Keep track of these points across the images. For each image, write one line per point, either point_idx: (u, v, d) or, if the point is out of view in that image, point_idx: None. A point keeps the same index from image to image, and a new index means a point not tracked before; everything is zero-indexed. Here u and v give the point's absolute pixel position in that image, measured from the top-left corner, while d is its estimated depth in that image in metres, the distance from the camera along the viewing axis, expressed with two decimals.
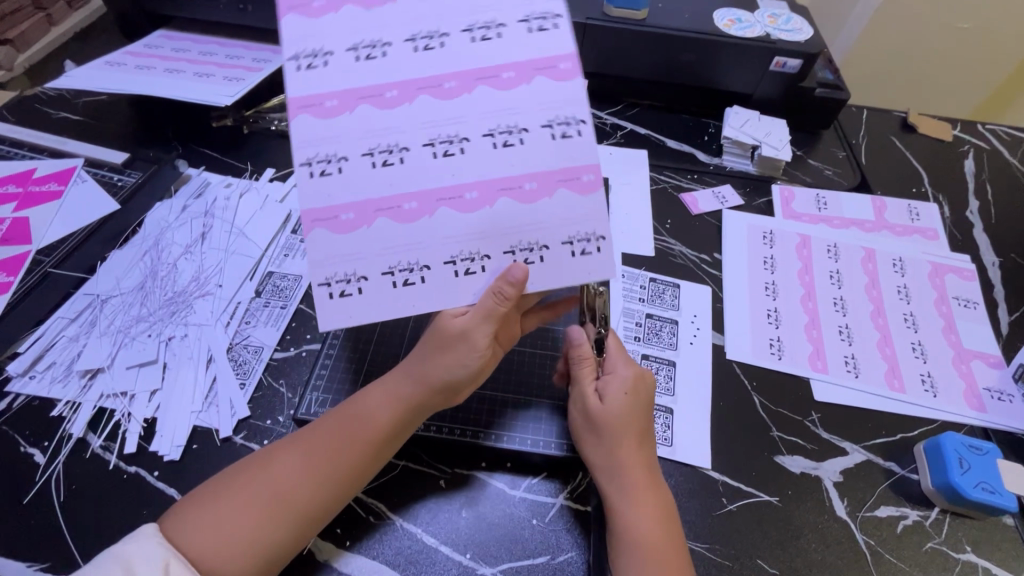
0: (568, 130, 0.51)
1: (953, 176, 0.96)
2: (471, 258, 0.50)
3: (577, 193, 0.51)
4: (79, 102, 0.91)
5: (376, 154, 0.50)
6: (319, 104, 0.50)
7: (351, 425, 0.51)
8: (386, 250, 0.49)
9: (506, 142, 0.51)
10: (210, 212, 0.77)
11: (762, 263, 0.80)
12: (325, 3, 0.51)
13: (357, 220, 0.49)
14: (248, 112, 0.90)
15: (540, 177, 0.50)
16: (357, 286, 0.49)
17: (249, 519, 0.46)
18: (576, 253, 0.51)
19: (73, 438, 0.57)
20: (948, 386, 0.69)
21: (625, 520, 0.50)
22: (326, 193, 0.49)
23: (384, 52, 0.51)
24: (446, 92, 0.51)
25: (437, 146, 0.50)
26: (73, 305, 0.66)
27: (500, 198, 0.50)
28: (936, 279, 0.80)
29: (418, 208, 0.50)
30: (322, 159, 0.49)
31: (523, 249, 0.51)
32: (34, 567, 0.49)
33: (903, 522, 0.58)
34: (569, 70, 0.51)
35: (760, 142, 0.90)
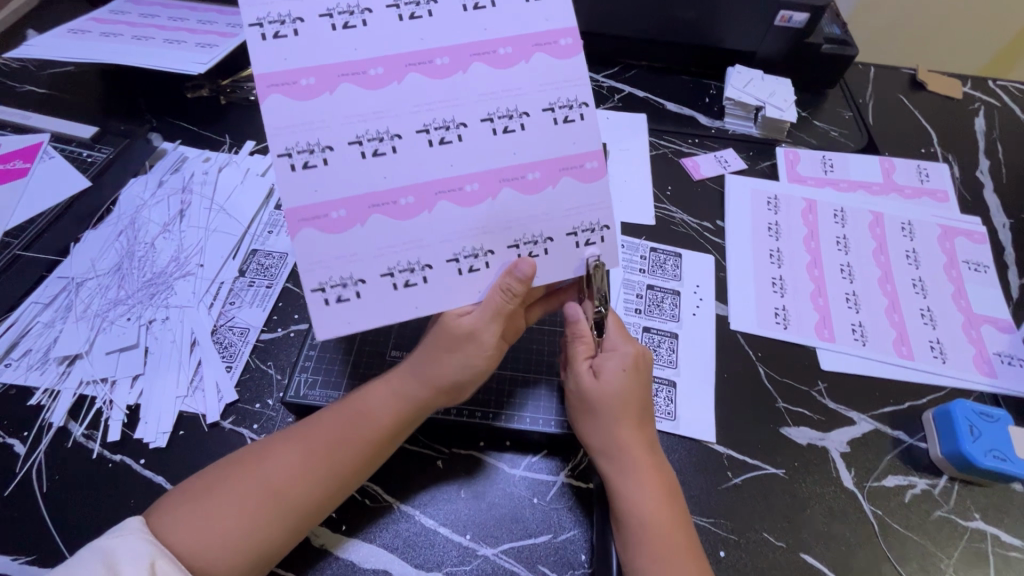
0: (571, 114, 0.48)
1: (963, 135, 0.93)
2: (473, 254, 0.48)
3: (582, 181, 0.49)
4: (44, 74, 0.85)
5: (365, 142, 0.46)
6: (294, 84, 0.44)
7: (352, 421, 0.49)
8: (385, 251, 0.47)
9: (507, 128, 0.47)
10: (187, 188, 0.73)
11: (766, 230, 0.77)
12: None
13: (350, 219, 0.46)
14: (225, 82, 0.85)
15: (546, 166, 0.48)
16: (354, 290, 0.46)
17: (238, 516, 0.44)
18: (580, 243, 0.50)
19: (54, 427, 0.55)
20: (957, 352, 0.67)
21: (633, 507, 0.48)
22: (313, 187, 0.45)
23: (364, 20, 0.46)
24: (438, 70, 0.47)
25: (431, 132, 0.46)
26: (47, 289, 0.63)
27: (503, 189, 0.48)
28: (946, 242, 0.77)
29: (416, 203, 0.47)
30: (303, 149, 0.45)
31: (530, 245, 0.49)
32: (20, 560, 0.48)
33: (912, 491, 0.57)
34: (570, 47, 0.48)
35: (764, 103, 0.86)
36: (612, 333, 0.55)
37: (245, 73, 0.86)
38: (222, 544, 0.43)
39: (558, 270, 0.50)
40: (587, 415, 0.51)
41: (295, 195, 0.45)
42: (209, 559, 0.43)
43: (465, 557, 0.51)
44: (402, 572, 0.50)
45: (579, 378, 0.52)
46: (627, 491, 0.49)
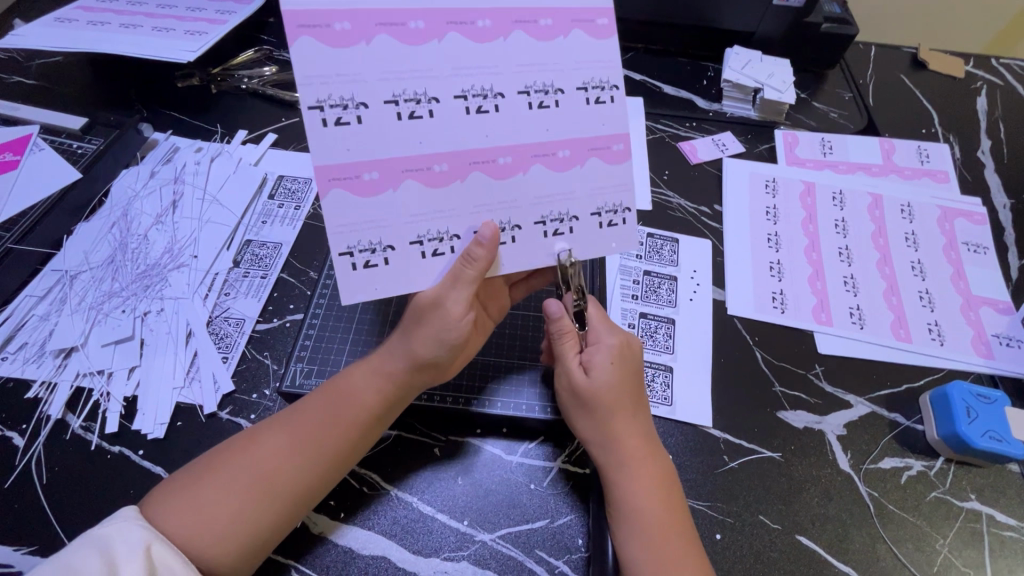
0: (602, 95, 0.49)
1: (964, 115, 0.91)
2: (507, 225, 0.48)
3: (607, 162, 0.50)
4: (32, 64, 0.84)
5: (402, 102, 0.45)
6: (325, 27, 0.42)
7: (337, 405, 0.49)
8: (414, 218, 0.47)
9: (542, 103, 0.48)
10: (179, 178, 0.72)
11: (764, 214, 0.76)
12: None
13: (382, 181, 0.45)
14: (216, 70, 0.83)
15: (575, 145, 0.49)
16: (382, 256, 0.47)
17: (231, 502, 0.44)
18: (604, 224, 0.51)
19: (52, 419, 0.55)
20: (956, 334, 0.67)
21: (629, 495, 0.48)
22: (345, 146, 0.44)
23: None
24: (412, 34, 0.44)
25: (401, 104, 0.45)
26: (42, 282, 0.63)
27: (533, 165, 0.48)
28: (945, 224, 0.76)
29: (450, 171, 0.46)
30: (336, 103, 0.44)
31: (555, 223, 0.49)
32: (22, 551, 0.48)
33: (908, 473, 0.57)
34: (608, 26, 0.48)
35: (762, 84, 0.85)
36: (593, 318, 0.54)
37: (235, 61, 0.85)
38: (217, 532, 0.43)
39: (584, 246, 0.50)
40: (581, 411, 0.51)
41: (324, 153, 0.44)
42: (204, 547, 0.43)
43: (463, 543, 0.51)
44: (400, 558, 0.50)
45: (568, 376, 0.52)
46: (619, 478, 0.49)
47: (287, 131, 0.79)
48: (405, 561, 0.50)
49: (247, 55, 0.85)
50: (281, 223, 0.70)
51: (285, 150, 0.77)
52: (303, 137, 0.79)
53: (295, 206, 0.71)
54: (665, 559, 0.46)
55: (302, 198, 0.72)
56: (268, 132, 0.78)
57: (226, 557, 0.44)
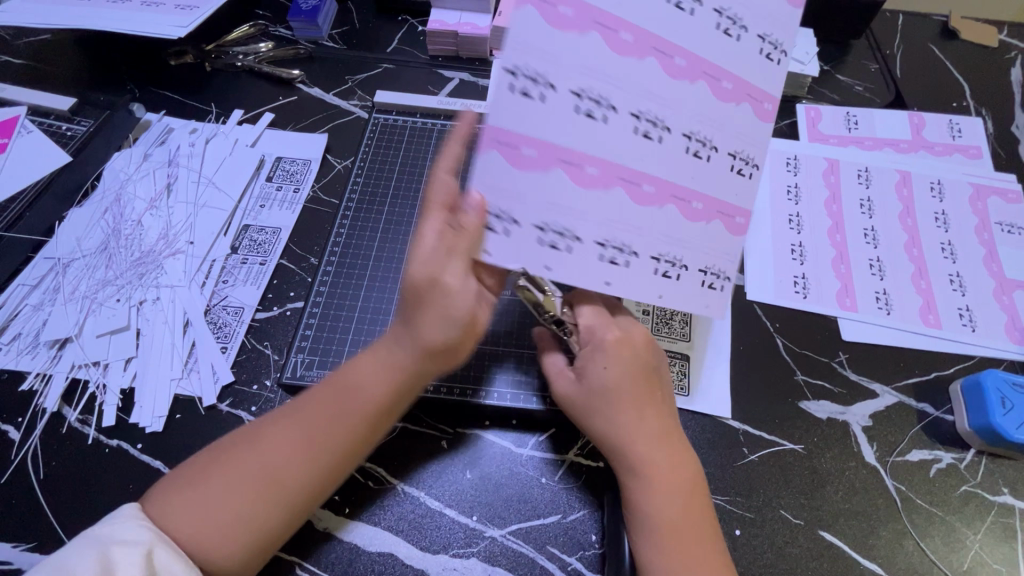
0: (743, 168, 0.46)
1: (996, 88, 0.86)
2: (625, 248, 0.43)
3: (727, 231, 0.46)
4: (20, 43, 0.81)
5: (584, 98, 0.41)
6: (550, 6, 0.40)
7: (346, 400, 0.46)
8: (554, 203, 0.42)
9: (697, 152, 0.44)
10: (174, 161, 0.69)
11: (785, 193, 0.72)
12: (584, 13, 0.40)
13: (540, 160, 0.41)
14: (210, 47, 0.80)
15: (709, 200, 0.45)
16: (504, 226, 0.42)
17: (241, 503, 0.42)
18: (707, 284, 0.46)
19: (48, 412, 0.53)
20: (988, 320, 0.63)
21: (641, 496, 0.46)
22: (522, 115, 0.40)
23: None
24: (560, 19, 0.40)
25: (584, 99, 0.41)
26: (35, 271, 0.61)
27: (670, 207, 0.44)
28: (978, 203, 0.72)
29: (601, 176, 0.42)
30: (530, 74, 0.40)
31: (668, 265, 0.45)
32: (20, 547, 0.47)
33: (937, 466, 0.55)
34: (770, 112, 0.46)
35: (785, 56, 0.80)
36: (587, 319, 0.50)
37: (229, 37, 0.81)
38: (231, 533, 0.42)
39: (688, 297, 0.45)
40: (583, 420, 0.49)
41: (500, 115, 0.40)
42: (221, 550, 0.42)
43: (471, 539, 0.49)
44: (407, 554, 0.48)
45: (564, 386, 0.51)
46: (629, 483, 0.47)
47: (285, 111, 0.76)
48: (412, 558, 0.48)
49: (242, 30, 0.82)
50: (280, 207, 0.67)
51: (282, 131, 0.74)
52: (302, 116, 0.75)
53: (294, 189, 0.68)
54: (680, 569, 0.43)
55: (301, 180, 0.69)
56: (265, 111, 0.75)
57: (237, 556, 0.42)
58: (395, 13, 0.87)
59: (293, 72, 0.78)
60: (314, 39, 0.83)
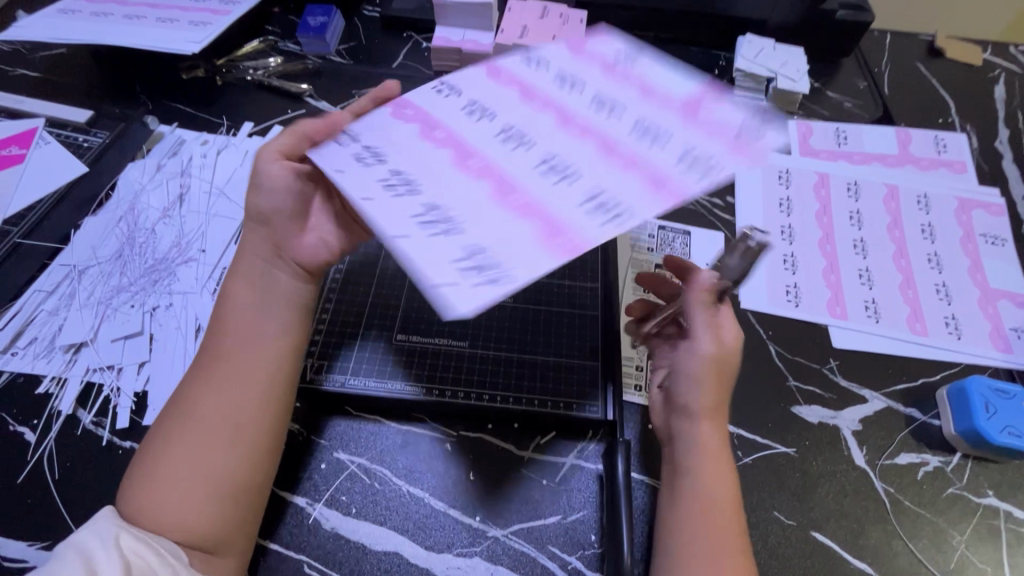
0: (618, 212, 0.39)
1: (980, 105, 0.89)
2: (408, 181, 0.43)
3: (538, 237, 0.38)
4: (36, 57, 0.84)
5: (472, 111, 0.50)
6: (499, 74, 0.53)
7: (236, 329, 0.50)
8: (386, 140, 0.48)
9: (549, 168, 0.44)
10: (186, 171, 0.71)
11: (778, 205, 0.75)
12: (544, 105, 0.50)
13: (413, 117, 0.50)
14: (221, 62, 0.83)
15: (542, 213, 0.40)
16: (351, 144, 0.48)
17: (175, 460, 0.44)
18: (463, 260, 0.36)
19: (62, 415, 0.55)
20: (973, 328, 0.66)
21: (688, 450, 0.49)
22: (424, 96, 0.52)
23: (613, 110, 0.48)
24: (496, 74, 0.53)
25: (473, 111, 0.50)
26: (50, 277, 0.62)
27: (483, 183, 0.43)
28: (962, 216, 0.75)
29: (441, 142, 0.47)
30: (449, 90, 0.52)
31: (431, 217, 0.40)
32: (36, 546, 0.48)
33: (925, 469, 0.57)
34: (674, 195, 0.41)
35: (776, 73, 0.83)
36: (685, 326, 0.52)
37: (240, 52, 0.84)
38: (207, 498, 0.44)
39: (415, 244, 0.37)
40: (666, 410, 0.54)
41: (416, 95, 0.53)
42: (174, 510, 0.43)
43: (475, 539, 0.51)
44: (413, 553, 0.50)
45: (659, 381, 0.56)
46: (684, 430, 0.50)
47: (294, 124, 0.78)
48: (418, 558, 0.50)
49: (253, 46, 0.85)
50: None
51: None
52: None
53: None
54: (712, 524, 0.46)
55: None
56: (275, 124, 0.78)
57: (198, 506, 0.44)
58: (400, 30, 0.90)
59: (302, 86, 0.80)
60: (322, 54, 0.86)
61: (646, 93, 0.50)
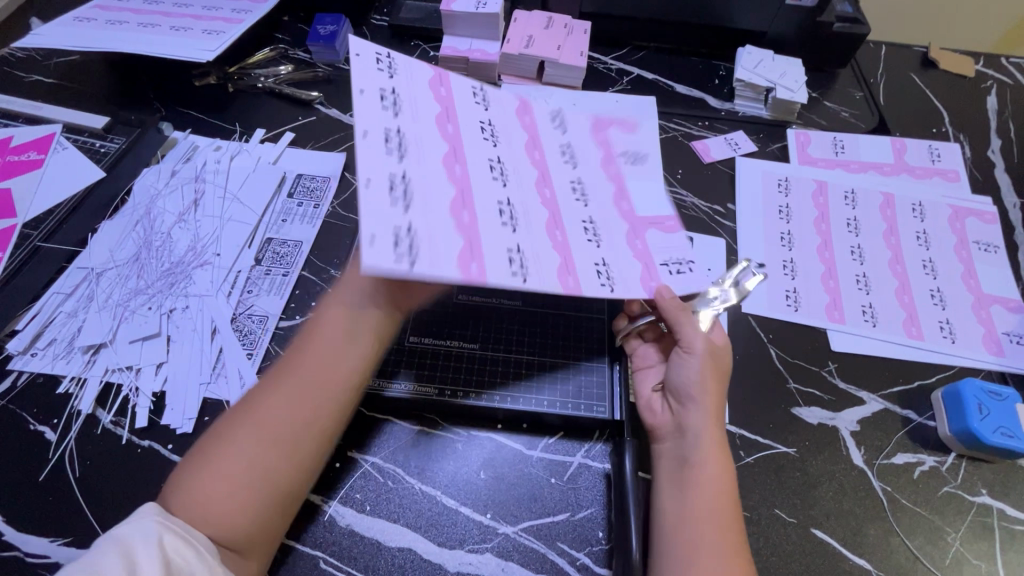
0: (515, 265, 0.48)
1: (973, 115, 0.92)
2: (399, 148, 0.49)
3: (457, 255, 0.46)
4: (50, 63, 0.85)
5: (490, 144, 0.57)
6: (529, 131, 0.62)
7: (321, 351, 0.52)
8: (418, 119, 0.52)
9: (506, 218, 0.51)
10: (201, 176, 0.73)
11: (777, 212, 0.77)
12: (541, 185, 0.57)
13: (446, 120, 0.55)
14: (233, 69, 0.84)
15: (473, 241, 0.47)
16: (388, 99, 0.51)
17: (241, 457, 0.47)
18: (393, 238, 0.44)
19: (82, 414, 0.56)
20: (967, 333, 0.68)
21: (694, 443, 0.52)
22: (466, 112, 0.58)
23: (590, 219, 0.57)
24: (528, 125, 0.63)
25: (489, 141, 0.57)
26: (69, 279, 0.64)
27: (458, 212, 0.49)
28: (956, 223, 0.77)
29: (450, 154, 0.53)
30: (485, 126, 0.58)
31: (395, 189, 0.46)
32: (58, 542, 0.49)
33: (920, 468, 0.59)
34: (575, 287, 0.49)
35: (774, 83, 0.85)
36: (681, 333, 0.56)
37: (251, 60, 0.86)
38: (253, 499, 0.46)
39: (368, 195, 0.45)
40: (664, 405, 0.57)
41: (461, 101, 0.58)
42: (223, 505, 0.45)
43: (487, 536, 0.52)
44: (426, 550, 0.51)
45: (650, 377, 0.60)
46: (692, 423, 0.53)
47: (305, 130, 0.80)
48: (431, 554, 0.51)
49: (264, 54, 0.86)
50: (301, 221, 0.70)
51: (303, 149, 0.78)
52: (321, 135, 0.80)
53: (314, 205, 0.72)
54: (717, 514, 0.49)
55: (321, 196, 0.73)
56: (286, 130, 0.79)
57: (240, 510, 0.46)
58: (408, 39, 0.92)
59: (313, 94, 0.82)
60: (331, 62, 0.87)
61: (619, 196, 0.61)
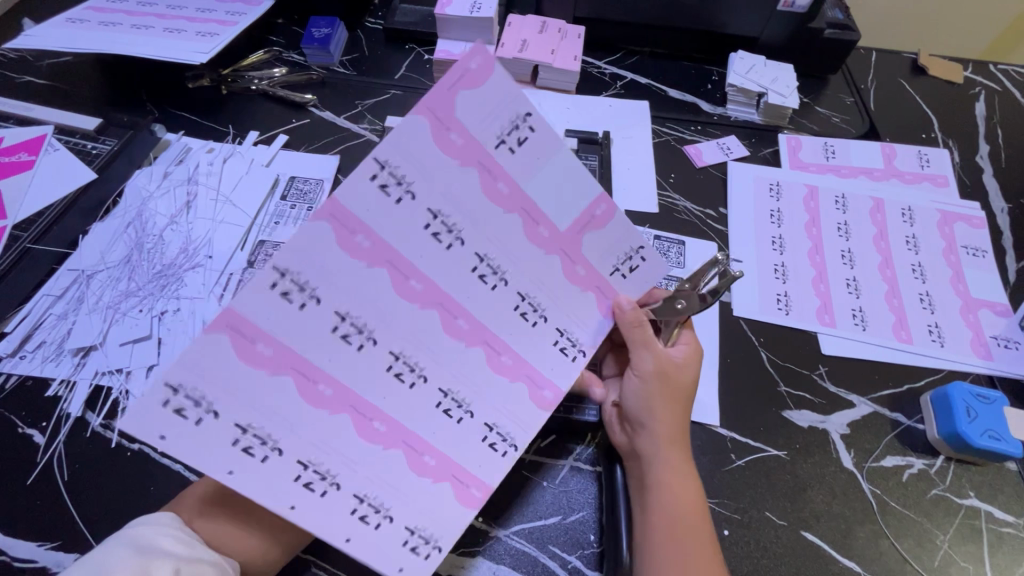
0: (459, 413, 0.46)
1: (962, 121, 0.93)
2: (268, 441, 0.40)
3: (416, 472, 0.45)
4: (42, 64, 0.85)
5: (295, 294, 0.39)
6: (347, 232, 0.39)
7: None
8: (185, 368, 0.36)
9: (413, 381, 0.44)
10: (193, 179, 0.73)
11: (768, 216, 0.77)
12: (423, 285, 0.43)
13: (272, 356, 0.39)
14: (227, 71, 0.84)
15: (394, 427, 0.44)
16: (197, 414, 0.37)
17: (278, 495, 0.47)
18: (358, 513, 0.42)
19: (71, 417, 0.56)
20: (955, 336, 0.68)
21: (655, 465, 0.50)
22: (269, 288, 0.38)
23: (493, 267, 0.46)
24: (352, 241, 0.40)
25: (298, 297, 0.39)
26: (59, 282, 0.63)
27: (344, 415, 0.42)
28: (945, 228, 0.78)
29: (272, 354, 0.39)
30: (292, 282, 0.38)
31: (313, 476, 0.41)
32: (46, 546, 0.49)
33: (909, 471, 0.59)
34: (551, 399, 0.50)
35: (767, 88, 0.86)
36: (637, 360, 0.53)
37: (245, 62, 0.86)
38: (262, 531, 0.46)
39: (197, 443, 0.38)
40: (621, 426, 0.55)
41: (239, 300, 0.37)
42: (245, 533, 0.45)
43: (478, 539, 0.52)
44: None
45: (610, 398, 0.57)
46: (649, 449, 0.51)
47: (299, 132, 0.80)
48: None
49: (258, 56, 0.86)
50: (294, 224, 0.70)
51: (296, 152, 0.78)
52: (315, 138, 0.80)
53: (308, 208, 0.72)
54: (684, 534, 0.47)
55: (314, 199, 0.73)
56: (280, 133, 0.79)
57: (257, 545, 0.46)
58: (403, 42, 0.92)
59: (307, 96, 0.82)
60: (326, 65, 0.88)
61: (533, 219, 0.46)
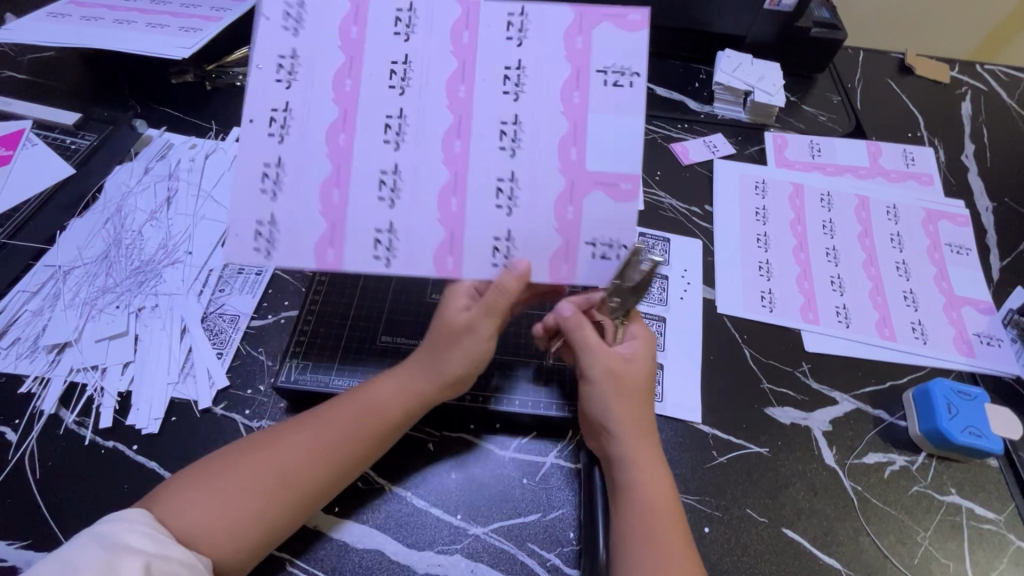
0: (383, 246, 0.47)
1: (947, 120, 0.93)
2: (276, 180, 0.47)
3: (321, 245, 0.47)
4: (24, 60, 0.84)
5: (388, 134, 0.47)
6: (454, 90, 0.47)
7: (368, 414, 0.49)
8: (301, 87, 0.47)
9: (383, 245, 0.47)
10: (174, 175, 0.72)
11: (753, 214, 0.77)
12: (461, 151, 0.47)
13: (352, 90, 0.47)
14: (211, 67, 0.83)
15: (340, 253, 0.47)
16: (274, 169, 0.47)
17: (249, 498, 0.45)
18: (259, 237, 0.47)
19: (44, 414, 0.55)
20: (938, 334, 0.68)
21: (623, 468, 0.49)
22: (386, 84, 0.47)
23: (515, 144, 0.47)
24: (457, 97, 0.47)
25: (389, 132, 0.47)
26: (35, 278, 0.63)
27: (328, 179, 0.47)
28: (929, 226, 0.78)
29: (344, 91, 0.47)
30: (402, 67, 0.47)
31: (264, 226, 0.47)
32: (15, 545, 0.48)
33: (891, 468, 0.59)
34: (453, 270, 0.48)
35: (753, 87, 0.86)
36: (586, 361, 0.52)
37: (229, 58, 0.84)
38: (217, 512, 0.44)
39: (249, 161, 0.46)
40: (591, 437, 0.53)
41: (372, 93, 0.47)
42: (213, 536, 0.44)
43: (456, 537, 0.52)
44: (395, 551, 0.51)
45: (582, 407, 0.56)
46: (617, 452, 0.50)
47: None
48: (399, 555, 0.50)
49: (242, 52, 0.85)
50: None
51: None
52: None
53: None
54: (660, 533, 0.46)
55: None
56: None
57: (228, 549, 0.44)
58: None
59: None
60: None
61: (570, 137, 0.47)
